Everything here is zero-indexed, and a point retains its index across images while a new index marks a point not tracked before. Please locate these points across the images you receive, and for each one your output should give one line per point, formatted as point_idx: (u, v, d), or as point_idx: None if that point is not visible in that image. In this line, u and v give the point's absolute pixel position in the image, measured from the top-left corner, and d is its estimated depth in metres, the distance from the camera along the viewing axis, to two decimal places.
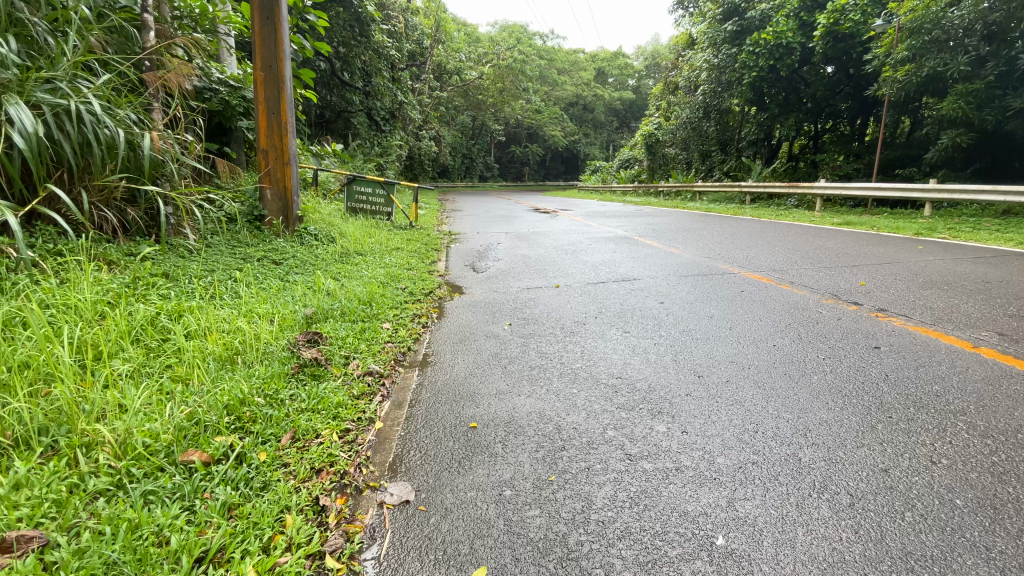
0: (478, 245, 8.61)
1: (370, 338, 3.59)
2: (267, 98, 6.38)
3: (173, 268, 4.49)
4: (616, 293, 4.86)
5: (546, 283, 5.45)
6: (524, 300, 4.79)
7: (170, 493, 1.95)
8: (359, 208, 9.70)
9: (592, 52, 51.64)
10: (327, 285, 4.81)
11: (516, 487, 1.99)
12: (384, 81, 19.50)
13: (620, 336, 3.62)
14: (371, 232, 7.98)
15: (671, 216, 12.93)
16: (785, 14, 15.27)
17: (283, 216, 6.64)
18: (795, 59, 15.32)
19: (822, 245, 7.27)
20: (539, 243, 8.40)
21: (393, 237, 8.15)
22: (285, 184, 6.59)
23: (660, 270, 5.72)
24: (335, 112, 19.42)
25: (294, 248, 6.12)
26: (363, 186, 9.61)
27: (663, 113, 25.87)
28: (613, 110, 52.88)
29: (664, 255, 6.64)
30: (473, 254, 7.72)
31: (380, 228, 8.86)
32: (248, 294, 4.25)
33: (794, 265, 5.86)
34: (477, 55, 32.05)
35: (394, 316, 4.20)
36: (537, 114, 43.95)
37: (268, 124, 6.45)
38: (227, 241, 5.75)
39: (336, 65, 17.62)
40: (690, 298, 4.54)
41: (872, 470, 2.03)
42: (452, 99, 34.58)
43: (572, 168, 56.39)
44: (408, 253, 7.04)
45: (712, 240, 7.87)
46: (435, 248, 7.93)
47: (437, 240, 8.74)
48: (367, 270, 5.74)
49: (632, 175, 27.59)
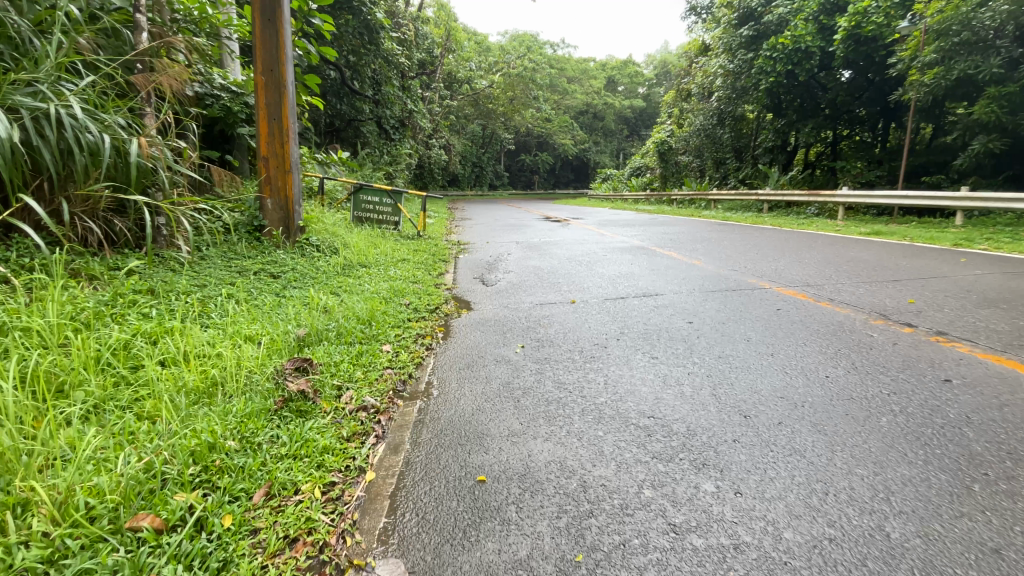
0: (488, 256, 8.26)
1: (367, 364, 3.21)
2: (268, 103, 6.07)
3: (159, 283, 4.17)
4: (638, 311, 4.44)
5: (560, 298, 5.04)
6: (537, 318, 4.39)
7: (108, 574, 1.56)
8: (366, 217, 9.40)
9: (603, 61, 51.52)
10: (325, 302, 4.44)
11: (533, 571, 1.59)
12: (394, 89, 19.35)
13: (648, 362, 3.20)
14: (377, 242, 7.65)
15: (687, 225, 12.49)
16: (803, 17, 14.84)
17: (284, 226, 6.30)
18: (815, 63, 14.86)
19: (856, 257, 6.82)
20: (552, 254, 8.01)
21: (400, 248, 7.82)
22: (286, 193, 6.23)
23: (682, 285, 5.29)
24: (344, 121, 19.30)
25: (294, 260, 5.79)
26: (370, 195, 9.31)
27: (676, 120, 25.50)
28: (623, 118, 52.65)
29: (686, 268, 6.21)
30: (482, 265, 7.36)
31: (387, 239, 8.53)
32: (237, 313, 3.90)
33: (829, 279, 5.41)
34: (488, 64, 31.96)
35: (395, 336, 3.82)
36: (547, 123, 43.82)
37: (269, 131, 6.12)
38: (222, 253, 5.43)
39: (345, 73, 17.48)
40: (721, 317, 4.11)
41: (981, 551, 1.61)
42: (462, 108, 34.51)
43: (582, 176, 56.13)
44: (415, 265, 6.69)
45: (735, 251, 7.43)
46: (443, 260, 7.58)
47: (446, 251, 8.38)
48: (370, 283, 5.38)
49: (644, 184, 27.22)
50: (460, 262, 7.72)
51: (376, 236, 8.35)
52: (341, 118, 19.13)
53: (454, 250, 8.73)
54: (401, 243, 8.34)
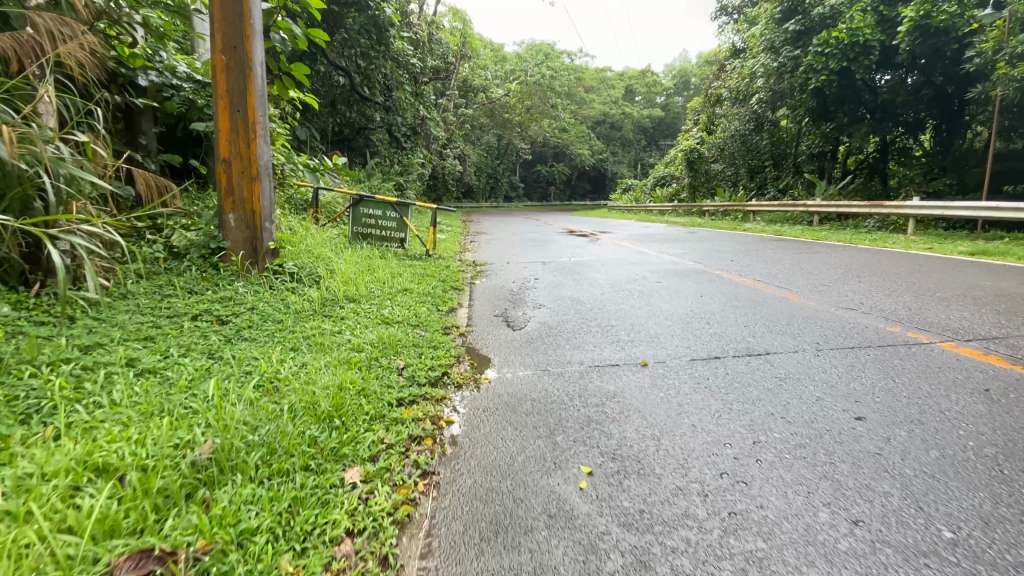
0: (510, 279, 6.74)
1: (302, 539, 1.66)
2: (231, 89, 4.54)
3: (19, 348, 2.71)
4: (758, 387, 2.83)
5: (626, 355, 3.43)
6: (601, 394, 2.80)
7: None
8: (367, 233, 7.97)
9: (620, 71, 50.22)
10: (275, 371, 2.91)
11: None
12: (406, 95, 18.07)
13: (858, 547, 1.61)
14: (375, 264, 6.19)
15: (736, 239, 10.84)
16: (860, 8, 13.16)
17: (250, 250, 4.72)
18: (874, 59, 13.16)
19: (999, 287, 5.17)
20: (592, 277, 6.46)
21: (405, 270, 6.36)
22: (253, 207, 4.68)
23: (797, 336, 3.67)
24: (353, 129, 18.06)
25: (259, 294, 4.32)
26: (372, 207, 7.90)
27: (706, 127, 23.86)
28: (642, 128, 51.20)
29: (784, 305, 4.57)
30: (504, 293, 5.83)
31: (388, 259, 7.08)
32: (121, 402, 2.40)
33: (1006, 329, 3.79)
34: (504, 73, 30.74)
35: (372, 442, 2.24)
36: (564, 133, 42.45)
37: (232, 125, 4.58)
38: (158, 289, 4.00)
39: (354, 78, 16.24)
40: (911, 412, 2.50)
41: None
42: (478, 117, 33.27)
43: (600, 187, 54.54)
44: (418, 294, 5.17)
45: (828, 278, 5.81)
46: (456, 285, 6.07)
47: (459, 274, 6.88)
48: (352, 327, 3.83)
49: (670, 194, 25.52)
50: (476, 289, 6.21)
51: (377, 256, 6.89)
52: (349, 126, 17.89)
53: (468, 273, 7.25)
54: (405, 264, 6.85)
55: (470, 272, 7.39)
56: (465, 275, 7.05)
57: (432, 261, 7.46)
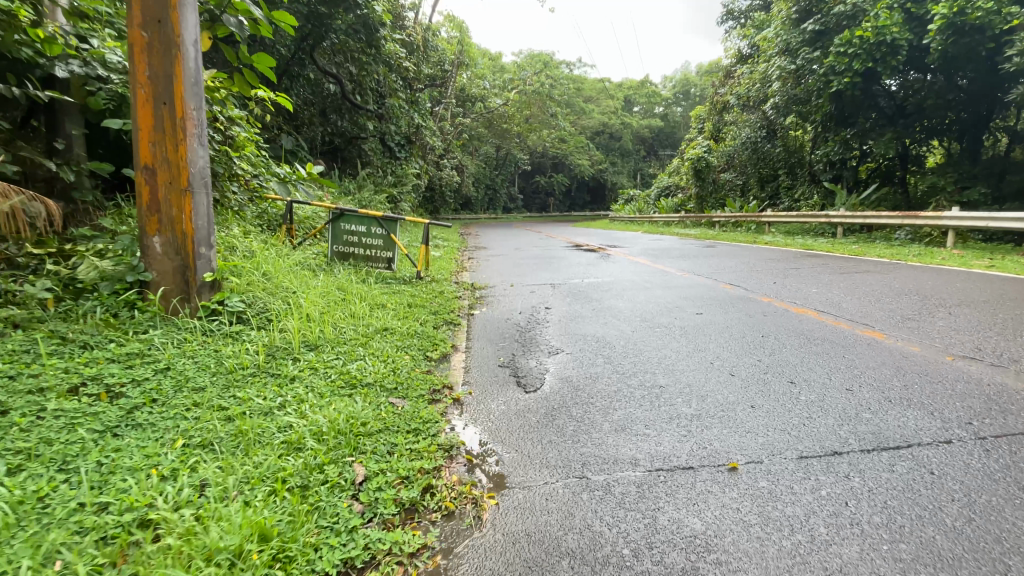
0: (516, 306, 5.62)
1: None
2: (153, 75, 3.42)
3: None
4: (941, 533, 1.73)
5: (697, 447, 2.31)
6: (684, 544, 1.69)
7: None
8: (349, 252, 6.87)
9: (619, 81, 49.52)
10: (146, 506, 1.78)
11: None
12: (400, 102, 17.10)
13: None
14: (351, 294, 5.07)
15: (763, 254, 9.71)
16: (886, 6, 12.19)
17: (181, 285, 3.61)
18: (901, 60, 12.19)
19: None
20: (615, 304, 5.34)
21: (387, 300, 5.22)
22: (184, 229, 3.56)
23: (936, 412, 2.57)
24: (344, 138, 17.14)
25: (185, 346, 3.22)
26: (355, 223, 6.81)
27: (713, 136, 22.87)
28: (641, 138, 50.48)
29: (880, 353, 3.47)
30: (509, 327, 4.69)
31: (369, 284, 5.94)
32: None
33: None
34: (502, 83, 29.86)
35: None
36: (563, 143, 41.48)
37: (155, 123, 3.47)
38: (38, 345, 2.91)
39: (345, 85, 15.53)
40: None
41: None
42: (476, 127, 32.31)
43: (600, 198, 53.45)
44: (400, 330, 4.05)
45: (908, 308, 4.72)
46: (449, 317, 4.94)
47: (454, 302, 5.74)
48: (298, 398, 2.71)
49: (675, 205, 24.30)
50: (476, 320, 5.08)
51: (355, 281, 5.76)
52: (340, 136, 16.98)
53: (466, 299, 6.12)
54: (387, 291, 5.71)
55: (467, 298, 6.26)
56: (461, 301, 5.93)
57: (422, 286, 6.32)
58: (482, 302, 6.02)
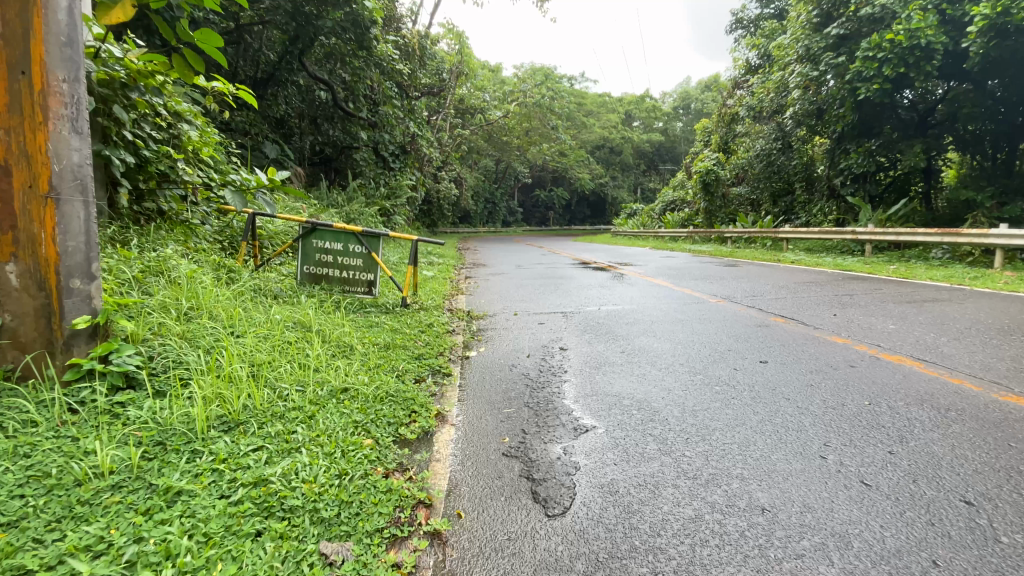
0: (522, 343, 4.49)
1: None
2: (3, 29, 2.31)
3: None
4: None
5: None
6: None
7: None
8: (321, 274, 5.73)
9: (620, 95, 48.91)
10: None
11: None
12: (394, 110, 16.11)
13: None
14: (307, 331, 3.93)
15: (794, 273, 8.65)
16: (918, 7, 11.26)
17: (44, 337, 2.47)
18: (936, 65, 11.23)
19: None
20: (648, 343, 4.21)
21: (355, 337, 4.10)
22: (48, 257, 2.43)
23: None
24: (335, 148, 16.58)
25: (18, 441, 2.10)
26: (328, 239, 5.68)
27: (720, 149, 21.95)
28: (641, 152, 49.78)
29: None
30: (514, 375, 3.56)
31: (338, 315, 4.83)
32: None
33: None
34: (502, 94, 29.01)
35: None
36: (564, 156, 40.63)
37: (7, 102, 2.35)
38: None
39: (336, 91, 14.74)
40: None
41: None
42: (475, 140, 31.45)
43: (599, 212, 52.45)
44: (363, 390, 2.92)
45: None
46: (431, 360, 3.80)
47: (443, 336, 4.60)
48: (161, 556, 1.59)
49: (681, 220, 23.20)
50: (471, 363, 3.94)
51: (320, 311, 4.63)
52: (331, 145, 16.41)
53: (458, 331, 4.99)
54: (359, 323, 4.60)
55: (460, 328, 5.13)
56: (450, 334, 4.80)
57: (404, 314, 5.20)
58: (479, 335, 4.88)
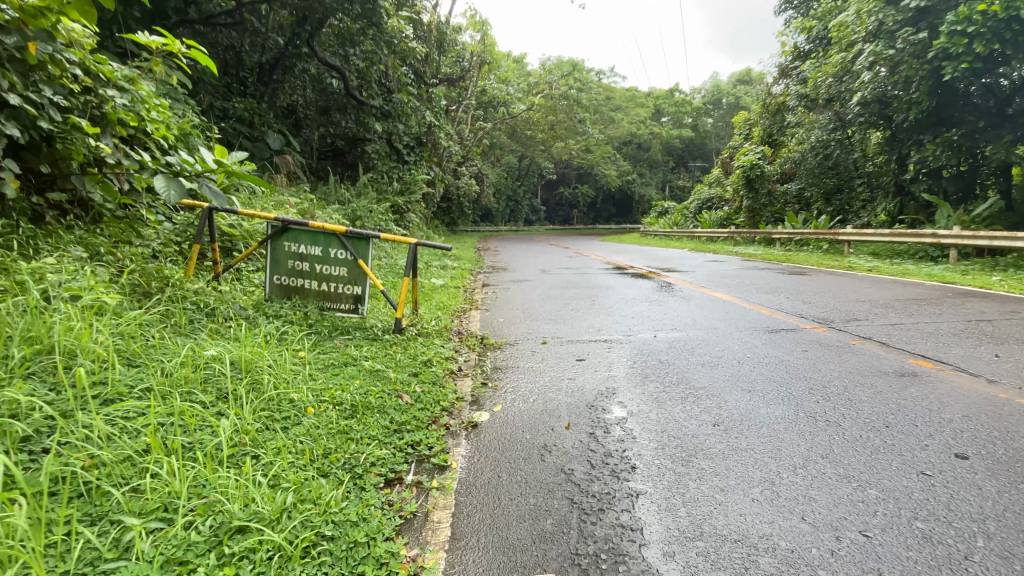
0: (557, 390, 3.10)
1: None
2: None
3: None
4: None
5: None
6: None
7: None
8: (293, 287, 4.43)
9: (648, 90, 46.95)
10: None
11: None
12: (410, 98, 14.89)
13: None
14: (230, 385, 2.61)
15: (886, 285, 7.04)
16: None
17: None
18: None
19: None
20: (750, 405, 2.78)
21: (304, 389, 2.75)
22: None
23: None
24: (347, 140, 15.56)
25: None
26: (303, 241, 4.36)
27: (765, 142, 20.09)
28: (670, 149, 47.69)
29: None
30: (548, 466, 2.19)
31: (296, 348, 3.52)
32: None
33: None
34: (527, 86, 27.63)
35: None
36: (589, 153, 39.00)
37: None
38: None
39: (348, 79, 13.53)
40: None
41: None
42: (497, 134, 29.96)
43: (626, 211, 50.55)
44: (268, 533, 1.58)
45: None
46: (413, 432, 2.44)
47: (441, 377, 3.24)
48: None
49: (719, 219, 21.41)
50: (481, 431, 2.57)
51: (267, 342, 3.36)
52: (342, 137, 15.42)
53: (464, 367, 3.61)
54: (322, 361, 3.27)
55: (466, 361, 3.77)
56: (451, 372, 3.43)
57: (389, 342, 3.88)
58: (493, 373, 3.51)
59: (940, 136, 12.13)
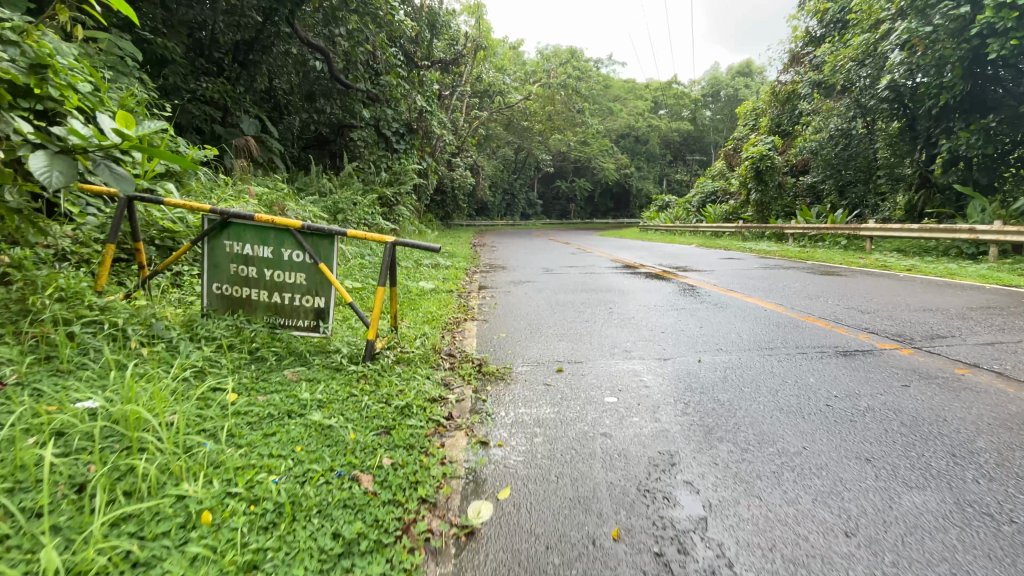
0: (589, 453, 2.17)
1: None
2: None
3: None
4: None
5: None
6: None
7: None
8: (234, 298, 3.46)
9: (646, 82, 45.97)
10: None
11: None
12: (400, 82, 13.85)
13: None
14: (86, 477, 1.69)
15: (940, 290, 6.14)
16: None
17: None
18: None
19: None
20: (881, 493, 1.89)
21: (210, 473, 1.81)
22: None
23: None
24: (332, 128, 14.52)
25: None
26: (247, 239, 3.37)
27: (774, 133, 19.18)
28: (668, 142, 46.73)
29: None
30: None
31: (221, 390, 2.58)
32: None
33: None
34: (525, 75, 26.63)
35: None
36: (586, 145, 38.03)
37: None
38: None
39: (333, 61, 12.44)
40: None
41: None
42: (493, 124, 28.77)
43: (623, 205, 49.59)
44: None
45: None
46: (372, 561, 1.50)
47: (422, 433, 2.29)
48: None
49: (725, 213, 20.54)
50: (484, 545, 1.64)
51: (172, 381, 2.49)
52: (326, 124, 14.35)
53: (454, 410, 2.64)
54: (252, 416, 2.32)
55: (457, 397, 2.81)
56: (436, 418, 2.48)
57: (355, 373, 2.92)
58: (494, 419, 2.56)
59: (972, 124, 11.29)
